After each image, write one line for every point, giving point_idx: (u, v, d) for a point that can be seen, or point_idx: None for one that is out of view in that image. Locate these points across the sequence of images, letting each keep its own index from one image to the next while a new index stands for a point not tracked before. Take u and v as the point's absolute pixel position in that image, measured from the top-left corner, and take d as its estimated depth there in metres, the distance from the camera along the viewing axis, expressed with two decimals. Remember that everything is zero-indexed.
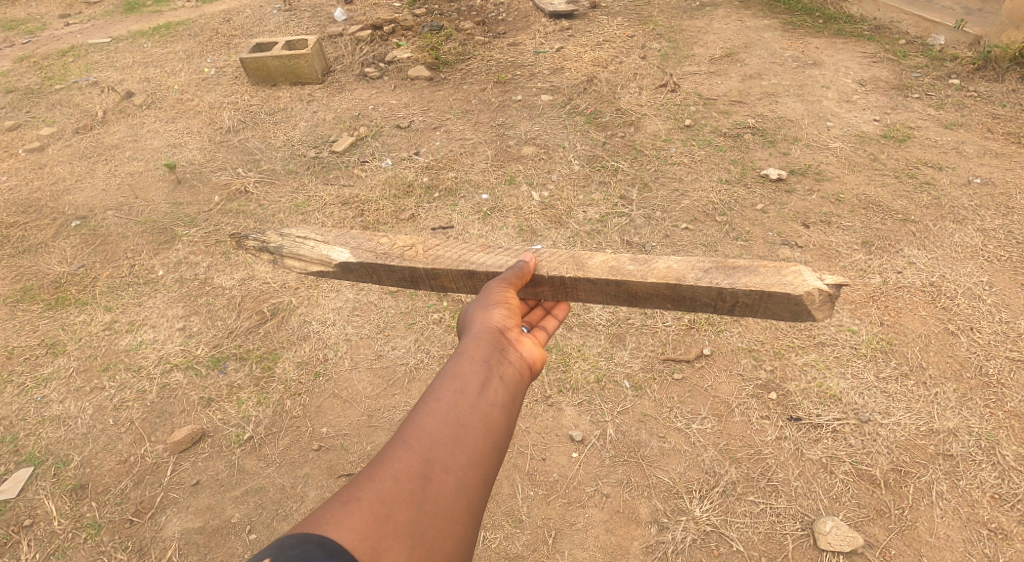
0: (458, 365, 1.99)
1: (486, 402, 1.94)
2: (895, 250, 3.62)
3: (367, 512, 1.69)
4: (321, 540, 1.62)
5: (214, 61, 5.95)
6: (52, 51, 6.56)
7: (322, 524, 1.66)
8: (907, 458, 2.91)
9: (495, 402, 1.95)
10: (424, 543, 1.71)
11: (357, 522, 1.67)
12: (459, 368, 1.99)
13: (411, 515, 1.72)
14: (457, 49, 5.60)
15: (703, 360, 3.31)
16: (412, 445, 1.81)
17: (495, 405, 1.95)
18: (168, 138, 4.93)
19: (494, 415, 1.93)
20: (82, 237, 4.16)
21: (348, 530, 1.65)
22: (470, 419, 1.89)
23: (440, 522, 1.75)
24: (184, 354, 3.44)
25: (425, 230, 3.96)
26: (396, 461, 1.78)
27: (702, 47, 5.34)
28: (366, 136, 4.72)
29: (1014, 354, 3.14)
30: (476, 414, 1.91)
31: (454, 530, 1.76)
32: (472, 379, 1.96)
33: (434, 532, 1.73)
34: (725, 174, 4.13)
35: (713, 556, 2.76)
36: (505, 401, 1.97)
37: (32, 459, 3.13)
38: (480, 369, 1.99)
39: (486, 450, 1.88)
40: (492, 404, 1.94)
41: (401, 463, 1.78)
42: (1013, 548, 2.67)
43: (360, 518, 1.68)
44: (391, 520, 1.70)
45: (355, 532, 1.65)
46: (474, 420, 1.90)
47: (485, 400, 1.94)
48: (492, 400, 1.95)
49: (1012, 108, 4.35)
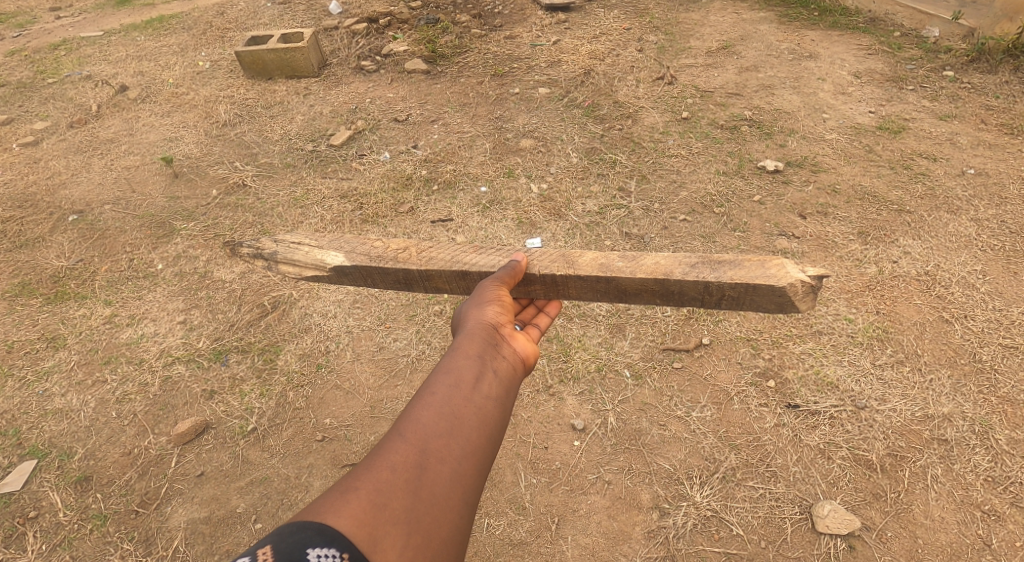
0: (452, 361, 2.00)
1: (481, 396, 1.94)
2: (890, 240, 3.66)
3: (365, 501, 1.70)
4: (320, 528, 1.63)
5: (208, 55, 5.91)
6: (43, 45, 6.49)
7: (321, 512, 1.67)
8: (903, 443, 2.95)
9: (490, 395, 1.95)
10: (421, 529, 1.71)
11: (355, 510, 1.68)
12: (453, 363, 1.99)
13: (408, 503, 1.72)
14: (454, 42, 5.59)
15: (702, 349, 3.34)
16: (407, 436, 1.82)
17: (490, 398, 1.95)
18: (164, 132, 4.90)
19: (488, 408, 1.93)
20: (80, 232, 4.13)
21: (346, 518, 1.66)
22: (465, 411, 1.89)
23: (436, 511, 1.75)
24: (186, 347, 3.43)
25: (425, 223, 3.97)
26: (393, 452, 1.78)
27: (699, 39, 5.37)
28: (363, 129, 4.71)
29: (1008, 341, 3.20)
30: (471, 406, 1.91)
31: (449, 519, 1.76)
32: (467, 373, 1.97)
33: (430, 520, 1.73)
34: (722, 166, 4.16)
35: (713, 540, 2.79)
36: (499, 394, 1.97)
37: (35, 451, 3.11)
38: (474, 364, 2.00)
39: (481, 442, 1.88)
40: (486, 397, 1.95)
41: (398, 453, 1.78)
42: (1006, 529, 2.71)
43: (358, 506, 1.68)
44: (388, 508, 1.70)
45: (354, 520, 1.66)
46: (469, 412, 1.90)
47: (479, 393, 1.94)
48: (486, 394, 1.95)
49: (1005, 99, 4.41)
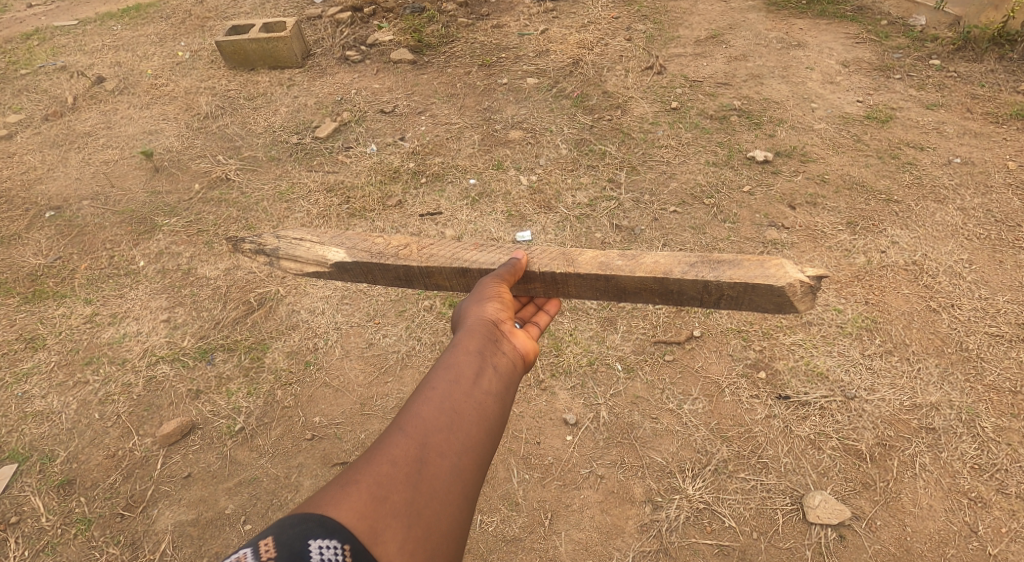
0: (452, 356, 1.96)
1: (482, 391, 1.91)
2: (879, 230, 3.67)
3: (365, 494, 1.66)
4: (321, 520, 1.60)
5: (188, 45, 5.78)
6: (15, 34, 6.31)
7: (322, 504, 1.64)
8: (891, 432, 2.96)
9: (490, 391, 1.92)
10: (421, 523, 1.68)
11: (356, 503, 1.65)
12: (453, 358, 1.96)
13: (409, 496, 1.69)
14: (440, 31, 5.49)
15: (693, 342, 3.33)
16: (407, 429, 1.79)
17: (490, 394, 1.92)
18: (144, 125, 4.78)
19: (488, 403, 1.90)
20: (57, 228, 4.03)
21: (347, 510, 1.63)
22: (466, 406, 1.86)
23: (436, 505, 1.72)
24: (170, 346, 3.36)
25: (413, 217, 3.91)
26: (393, 445, 1.75)
27: (688, 28, 5.33)
28: (349, 121, 4.63)
29: (994, 330, 3.22)
30: (471, 402, 1.88)
31: (450, 513, 1.73)
32: (467, 369, 1.93)
33: (430, 514, 1.70)
34: (712, 156, 4.14)
35: (706, 532, 2.79)
36: (499, 390, 1.94)
37: (14, 455, 3.04)
38: (473, 359, 1.96)
39: (482, 437, 1.85)
40: (485, 393, 1.91)
41: (399, 447, 1.75)
42: (991, 516, 2.74)
43: (359, 498, 1.65)
44: (389, 501, 1.67)
45: (355, 512, 1.63)
46: (469, 407, 1.87)
47: (480, 388, 1.91)
48: (487, 389, 1.92)
49: (990, 88, 4.42)
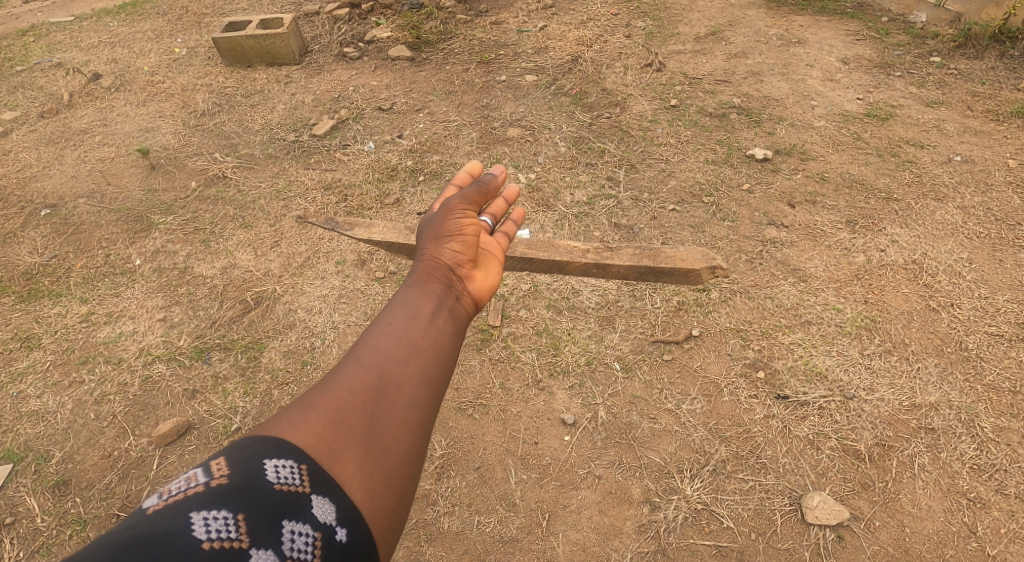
0: (414, 289, 1.92)
1: (444, 321, 1.87)
2: (878, 229, 3.65)
3: (321, 419, 1.64)
4: (276, 442, 1.58)
5: (185, 41, 5.75)
6: (11, 30, 6.27)
7: (278, 428, 1.62)
8: (891, 433, 2.95)
9: (451, 323, 1.88)
10: (378, 450, 1.65)
11: (311, 427, 1.63)
12: (415, 291, 1.92)
13: (367, 423, 1.67)
14: (438, 27, 5.46)
15: (692, 341, 3.31)
16: (364, 359, 1.76)
17: (451, 326, 1.88)
18: (140, 123, 4.76)
19: (449, 335, 1.86)
20: (53, 227, 4.01)
21: (303, 434, 1.61)
22: (427, 337, 1.83)
23: (395, 431, 1.69)
24: (166, 346, 3.35)
25: (411, 215, 3.90)
26: (350, 373, 1.72)
27: (687, 25, 5.30)
28: (347, 119, 4.60)
29: (993, 329, 3.20)
30: (432, 332, 1.84)
31: (409, 439, 1.70)
32: (429, 301, 1.89)
33: (388, 440, 1.67)
34: (711, 154, 4.12)
35: (704, 533, 2.78)
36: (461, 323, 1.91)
37: (10, 455, 3.03)
38: (436, 293, 1.92)
39: (443, 367, 1.82)
40: (447, 325, 1.87)
41: (356, 375, 1.73)
42: (990, 516, 2.73)
43: (315, 423, 1.63)
44: (346, 425, 1.65)
45: (310, 435, 1.61)
46: (430, 338, 1.83)
47: (441, 319, 1.87)
48: (449, 321, 1.88)
49: (991, 85, 4.40)
